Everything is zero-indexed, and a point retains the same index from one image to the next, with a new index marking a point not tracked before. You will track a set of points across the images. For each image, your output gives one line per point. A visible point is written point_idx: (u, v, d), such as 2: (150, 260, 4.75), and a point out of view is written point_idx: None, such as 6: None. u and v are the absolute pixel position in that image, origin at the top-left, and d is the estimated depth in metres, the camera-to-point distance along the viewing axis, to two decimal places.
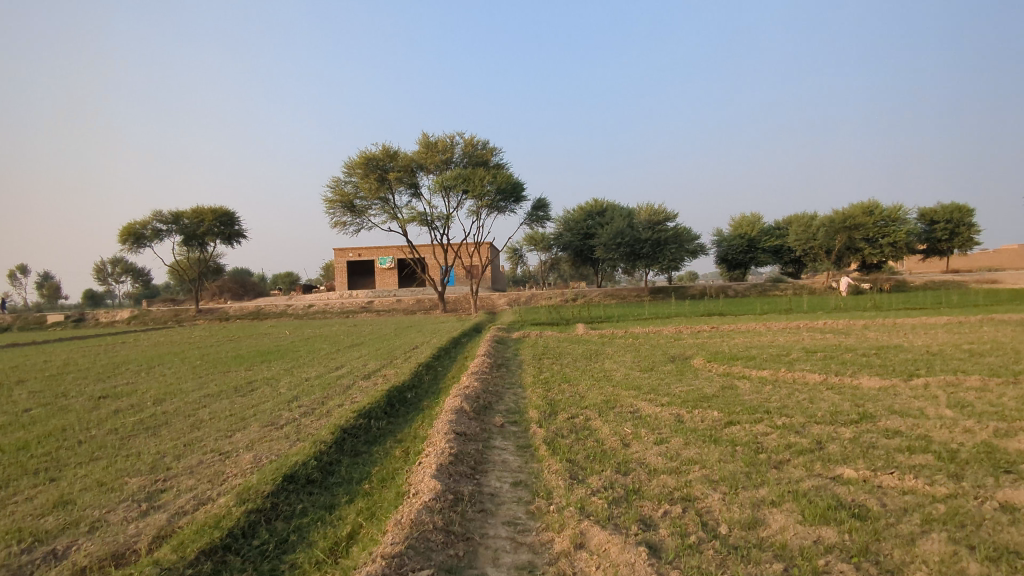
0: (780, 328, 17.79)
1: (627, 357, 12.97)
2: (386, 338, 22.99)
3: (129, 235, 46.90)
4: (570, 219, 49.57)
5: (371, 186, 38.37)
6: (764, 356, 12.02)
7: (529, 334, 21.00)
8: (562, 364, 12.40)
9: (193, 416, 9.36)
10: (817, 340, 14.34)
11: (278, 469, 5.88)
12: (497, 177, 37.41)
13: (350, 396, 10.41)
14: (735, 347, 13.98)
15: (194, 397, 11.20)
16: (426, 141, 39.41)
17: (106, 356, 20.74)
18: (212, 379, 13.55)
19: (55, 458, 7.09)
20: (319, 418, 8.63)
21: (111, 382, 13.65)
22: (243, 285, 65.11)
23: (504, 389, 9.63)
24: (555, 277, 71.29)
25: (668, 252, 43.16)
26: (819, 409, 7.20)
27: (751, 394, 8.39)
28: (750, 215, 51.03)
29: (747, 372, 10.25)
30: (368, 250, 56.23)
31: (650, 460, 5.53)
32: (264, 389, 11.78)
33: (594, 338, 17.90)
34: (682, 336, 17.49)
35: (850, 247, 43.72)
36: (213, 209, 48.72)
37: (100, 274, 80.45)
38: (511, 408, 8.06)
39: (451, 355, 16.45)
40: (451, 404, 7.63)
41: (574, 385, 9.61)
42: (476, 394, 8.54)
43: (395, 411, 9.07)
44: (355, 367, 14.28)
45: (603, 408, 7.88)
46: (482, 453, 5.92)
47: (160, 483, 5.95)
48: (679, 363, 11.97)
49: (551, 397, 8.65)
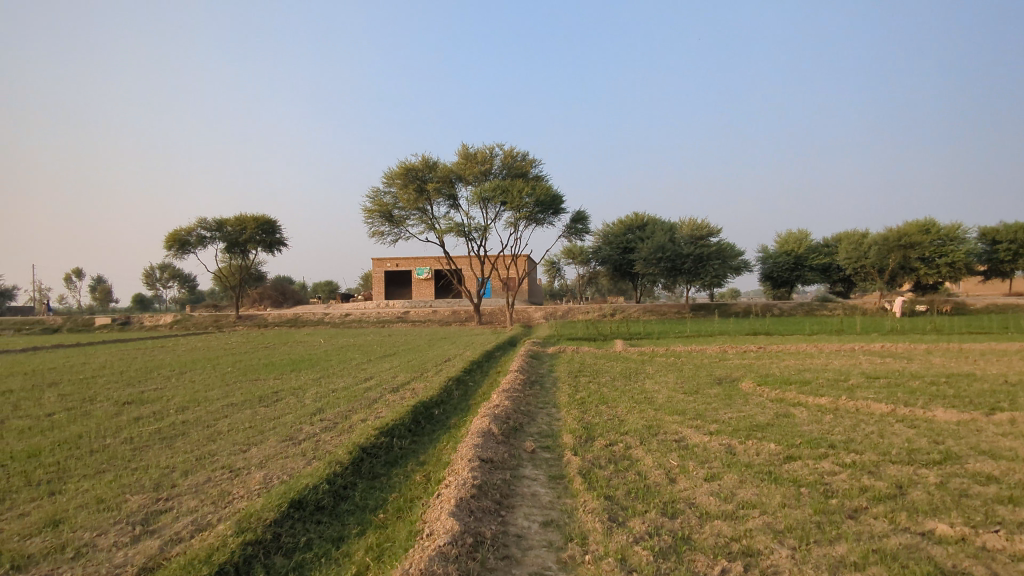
0: (834, 350, 16.70)
1: (670, 378, 12.18)
2: (420, 349, 22.57)
3: (174, 241, 48.08)
4: (609, 233, 48.72)
5: (410, 197, 38.42)
6: (820, 381, 11.07)
7: (565, 349, 20.31)
8: (599, 383, 11.67)
9: (211, 427, 9.02)
10: (878, 364, 13.25)
11: (286, 493, 5.37)
12: (536, 189, 36.87)
13: (374, 410, 9.91)
14: (787, 369, 13.00)
15: (217, 406, 10.90)
16: (465, 152, 39.32)
17: (143, 360, 20.93)
18: (240, 387, 13.31)
19: (62, 469, 6.80)
20: (340, 434, 8.13)
21: (141, 387, 13.55)
22: (283, 292, 66.08)
23: (537, 409, 8.98)
24: (593, 291, 70.27)
25: (711, 268, 41.93)
26: (894, 446, 6.33)
27: (810, 425, 7.53)
28: (797, 232, 49.39)
29: (803, 398, 9.35)
30: (405, 261, 56.37)
31: (701, 500, 4.83)
32: (288, 400, 11.40)
33: (633, 356, 17.11)
34: (727, 355, 16.54)
35: (905, 267, 41.68)
36: (256, 217, 49.60)
37: (149, 279, 82.96)
38: (544, 431, 7.42)
39: (484, 369, 15.84)
40: (479, 424, 7.03)
41: (612, 408, 8.88)
42: (505, 414, 7.91)
43: (420, 429, 8.50)
44: (384, 379, 13.85)
45: (645, 434, 7.16)
46: (510, 484, 5.30)
47: (161, 503, 5.51)
48: (725, 386, 11.11)
49: (587, 420, 7.98)
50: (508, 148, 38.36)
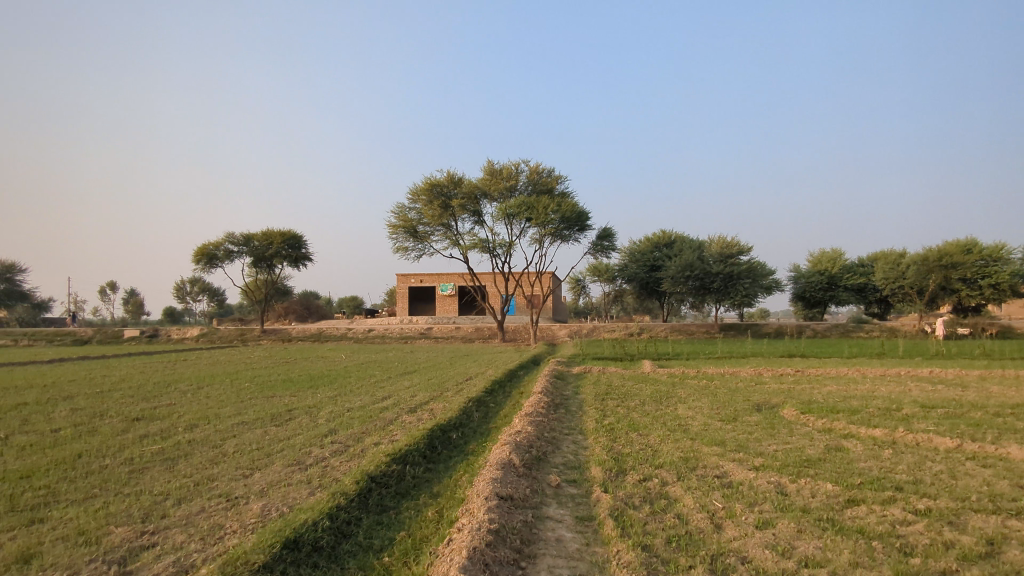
0: (879, 376, 15.71)
1: (704, 403, 11.41)
2: (441, 367, 22.03)
3: (202, 255, 48.63)
4: (636, 251, 47.87)
5: (434, 213, 38.21)
6: (870, 410, 10.20)
7: (591, 369, 19.59)
8: (629, 408, 10.93)
9: (217, 447, 8.53)
10: (930, 392, 12.27)
11: (281, 530, 4.80)
12: (562, 205, 36.31)
13: (389, 433, 9.33)
14: (831, 396, 12.09)
15: (228, 424, 10.45)
16: (491, 168, 39.09)
17: (163, 373, 20.76)
18: (254, 404, 12.87)
19: (52, 493, 6.34)
20: (350, 459, 7.57)
21: (155, 402, 13.22)
22: (308, 307, 66.39)
23: (561, 435, 8.31)
24: (618, 310, 69.17)
25: (741, 288, 40.82)
26: (971, 490, 5.53)
27: (869, 461, 6.72)
28: (830, 251, 48.07)
29: (854, 429, 8.53)
30: (429, 277, 56.21)
31: (755, 555, 4.13)
32: (301, 419, 10.89)
33: (663, 378, 16.35)
34: (763, 379, 15.64)
35: (946, 288, 40.02)
36: (282, 232, 49.93)
37: (180, 292, 84.23)
38: (569, 462, 6.73)
39: (506, 389, 15.20)
40: (498, 454, 6.37)
41: (644, 437, 8.15)
42: (527, 442, 7.24)
43: (436, 455, 7.89)
44: (402, 398, 13.31)
45: (682, 468, 6.45)
46: (532, 528, 4.66)
47: (146, 537, 4.99)
48: (765, 413, 10.29)
49: (619, 451, 7.27)
50: (534, 164, 38.00)
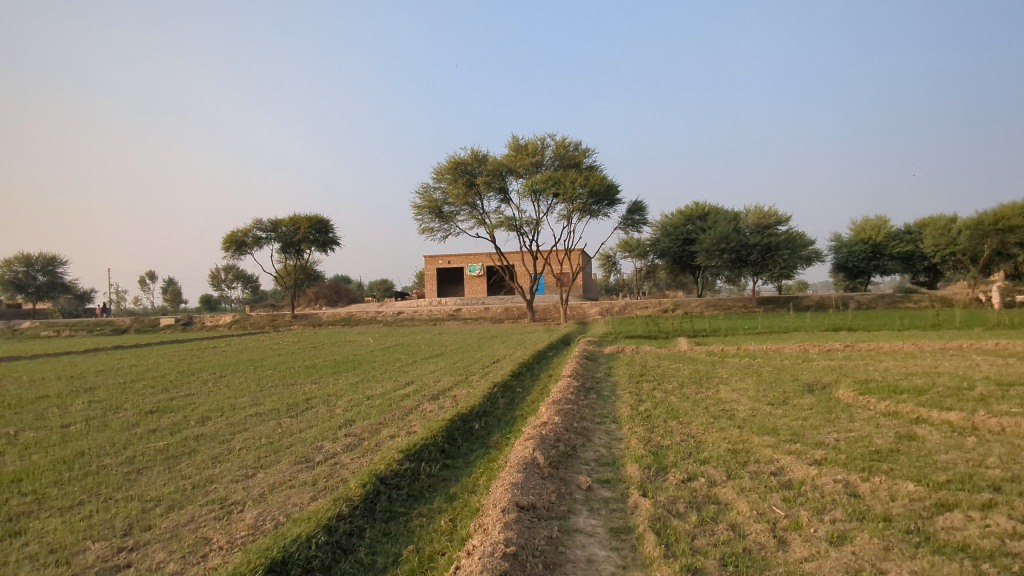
0: (940, 351, 14.56)
1: (749, 384, 10.56)
2: (469, 350, 21.39)
3: (231, 243, 48.90)
4: (668, 224, 46.38)
5: (459, 191, 37.45)
6: (939, 390, 9.21)
7: (624, 348, 18.74)
8: (666, 391, 10.09)
9: (225, 443, 7.99)
10: (1003, 369, 11.17)
11: (268, 547, 4.16)
12: (589, 179, 35.08)
13: (407, 423, 8.71)
14: (890, 375, 11.07)
15: (241, 416, 9.97)
16: (516, 144, 38.06)
17: (189, 362, 20.59)
18: (273, 393, 12.39)
19: (40, 499, 5.85)
20: (362, 456, 6.95)
21: (173, 393, 12.84)
22: (338, 291, 66.64)
23: (592, 426, 7.54)
24: (650, 286, 67.58)
25: (780, 259, 39.22)
26: None
27: (952, 453, 5.80)
28: (874, 219, 45.89)
29: (925, 413, 7.60)
30: (457, 258, 55.65)
31: None
32: (317, 409, 10.35)
33: (701, 356, 15.47)
34: (811, 356, 14.63)
35: (1002, 252, 38.12)
36: (309, 217, 49.85)
37: (216, 280, 85.49)
38: (601, 458, 5.97)
39: (535, 372, 14.48)
40: (520, 452, 5.62)
41: (686, 426, 7.34)
42: (554, 435, 6.48)
43: (455, 449, 7.22)
44: (425, 384, 12.70)
45: (732, 464, 5.64)
46: (559, 548, 3.91)
47: (123, 555, 4.42)
48: (818, 395, 9.36)
49: (657, 444, 6.46)
50: (560, 137, 36.84)
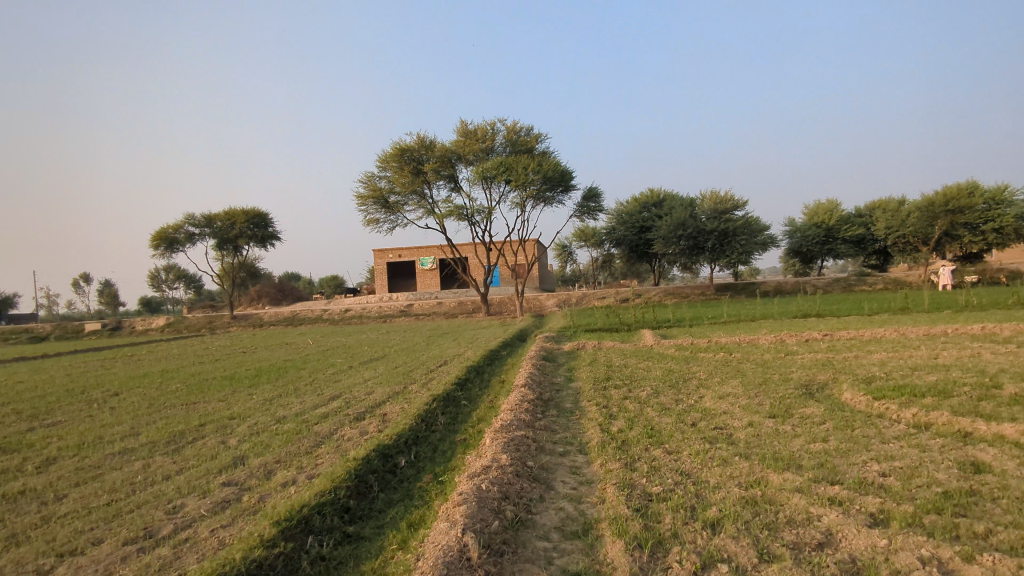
0: (926, 338, 13.29)
1: (738, 388, 8.87)
2: (414, 351, 19.19)
3: (161, 239, 45.19)
4: (623, 212, 44.93)
5: (406, 180, 35.10)
6: (962, 390, 7.70)
7: (584, 344, 17.07)
8: (639, 400, 8.33)
9: (48, 504, 5.70)
10: (1009, 359, 9.85)
11: None
12: (542, 164, 33.22)
13: (313, 461, 6.64)
14: (892, 370, 9.58)
15: (101, 455, 7.59)
16: (465, 129, 35.87)
17: (92, 375, 17.74)
18: (163, 419, 9.98)
19: None
20: (231, 523, 4.88)
21: (38, 421, 10.29)
22: (282, 289, 63.07)
23: (554, 463, 5.64)
24: (607, 276, 66.56)
25: (738, 244, 38.27)
26: None
27: None
28: (827, 202, 45.63)
29: (968, 426, 6.00)
30: (407, 251, 53.17)
31: None
32: (207, 441, 8.09)
33: (671, 352, 13.86)
34: (792, 348, 13.18)
35: (949, 234, 38.16)
36: (245, 210, 46.54)
37: (156, 282, 80.10)
38: (569, 526, 4.09)
39: (484, 378, 12.52)
40: (444, 535, 3.68)
41: (676, 457, 5.53)
42: (499, 490, 4.57)
43: (367, 503, 5.27)
44: (353, 399, 10.56)
45: (762, 531, 3.82)
46: None
47: None
48: (823, 401, 7.71)
49: (644, 492, 4.61)
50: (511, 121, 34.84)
